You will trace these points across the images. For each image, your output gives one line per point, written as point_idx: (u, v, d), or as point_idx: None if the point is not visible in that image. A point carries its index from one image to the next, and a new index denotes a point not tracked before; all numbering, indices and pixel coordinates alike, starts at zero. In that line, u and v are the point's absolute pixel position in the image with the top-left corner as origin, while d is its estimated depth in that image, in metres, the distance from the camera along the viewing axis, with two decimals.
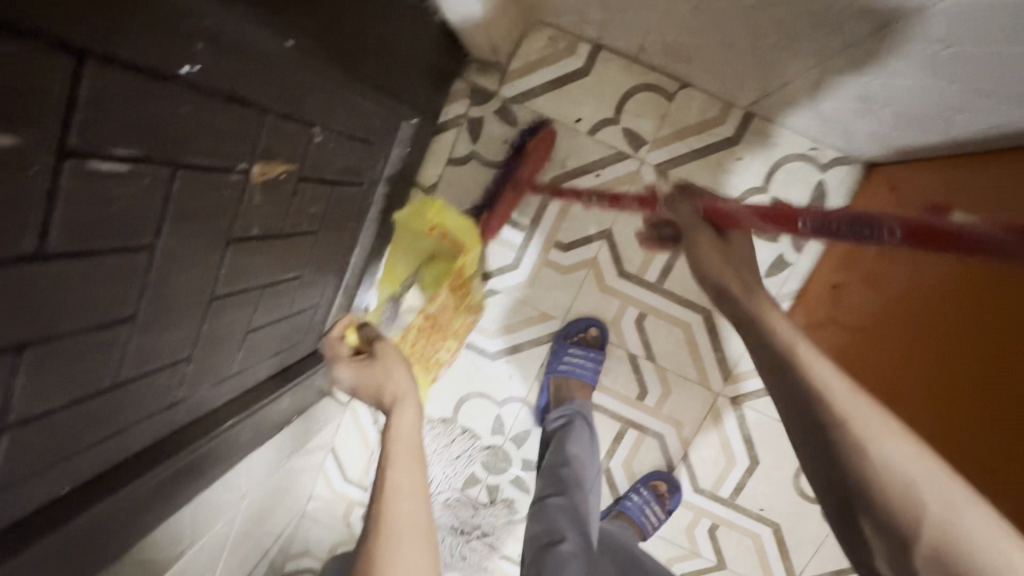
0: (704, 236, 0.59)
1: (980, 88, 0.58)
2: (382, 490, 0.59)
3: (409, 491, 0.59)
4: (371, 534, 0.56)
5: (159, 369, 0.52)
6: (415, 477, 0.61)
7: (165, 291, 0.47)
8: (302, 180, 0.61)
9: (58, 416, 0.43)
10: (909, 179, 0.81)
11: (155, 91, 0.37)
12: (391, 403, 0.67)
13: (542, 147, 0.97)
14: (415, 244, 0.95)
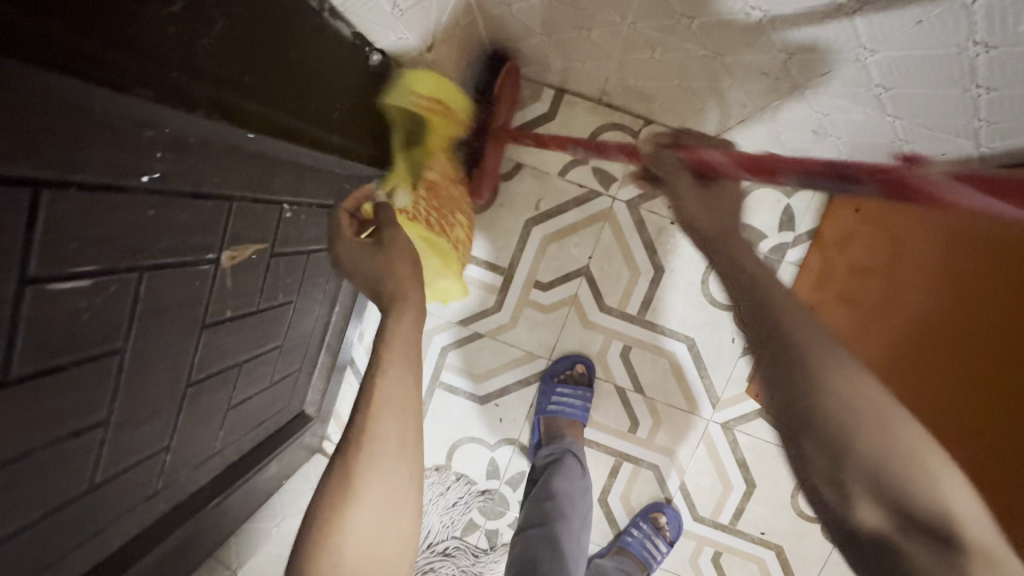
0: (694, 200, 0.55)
1: (923, 123, 0.60)
2: (371, 416, 0.51)
3: (399, 404, 0.52)
4: (341, 489, 0.48)
5: (138, 463, 0.51)
6: (408, 394, 0.53)
7: (139, 386, 0.47)
8: (275, 255, 0.61)
9: (33, 529, 0.42)
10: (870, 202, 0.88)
11: (114, 204, 0.37)
12: (392, 299, 0.57)
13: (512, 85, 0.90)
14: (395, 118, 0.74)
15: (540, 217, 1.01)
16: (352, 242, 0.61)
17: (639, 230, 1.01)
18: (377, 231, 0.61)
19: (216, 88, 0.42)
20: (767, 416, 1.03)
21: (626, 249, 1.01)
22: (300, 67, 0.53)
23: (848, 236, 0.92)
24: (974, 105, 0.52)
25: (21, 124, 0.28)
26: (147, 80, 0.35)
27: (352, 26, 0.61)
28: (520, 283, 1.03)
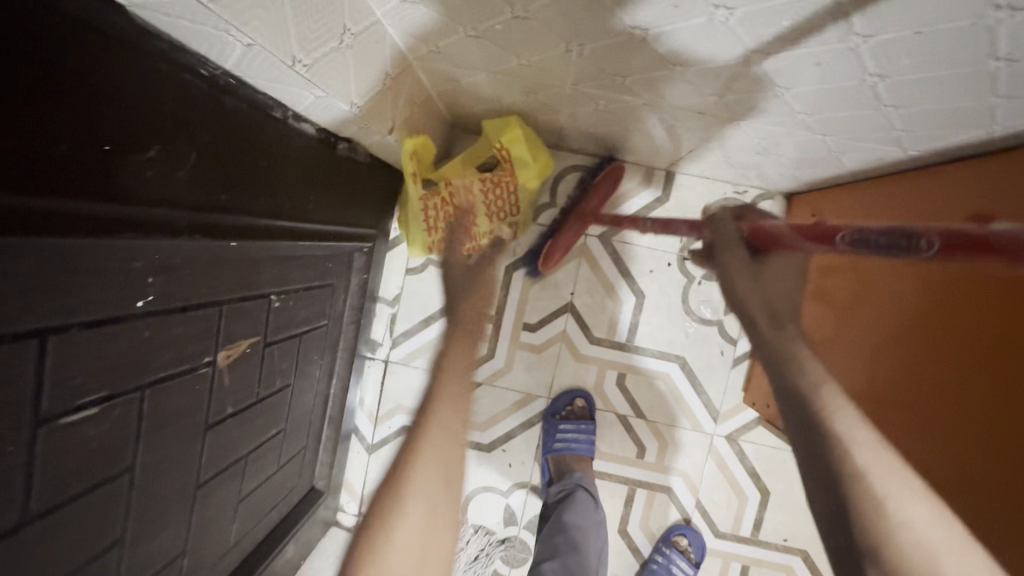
0: (739, 259, 0.54)
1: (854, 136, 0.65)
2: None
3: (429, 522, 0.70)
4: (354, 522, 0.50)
5: (157, 571, 0.52)
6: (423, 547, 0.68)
7: (150, 497, 0.48)
8: (268, 345, 0.63)
9: None
10: (828, 204, 0.89)
11: (114, 333, 0.40)
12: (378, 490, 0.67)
13: (608, 183, 0.98)
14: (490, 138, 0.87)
15: (519, 262, 1.04)
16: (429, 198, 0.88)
17: (615, 260, 1.04)
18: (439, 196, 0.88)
19: (195, 211, 0.45)
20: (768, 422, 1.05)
21: (605, 280, 1.04)
22: (273, 172, 0.57)
23: None
24: (890, 119, 0.57)
25: (13, 285, 0.31)
26: (123, 219, 0.38)
27: (321, 127, 0.65)
28: (510, 328, 1.05)
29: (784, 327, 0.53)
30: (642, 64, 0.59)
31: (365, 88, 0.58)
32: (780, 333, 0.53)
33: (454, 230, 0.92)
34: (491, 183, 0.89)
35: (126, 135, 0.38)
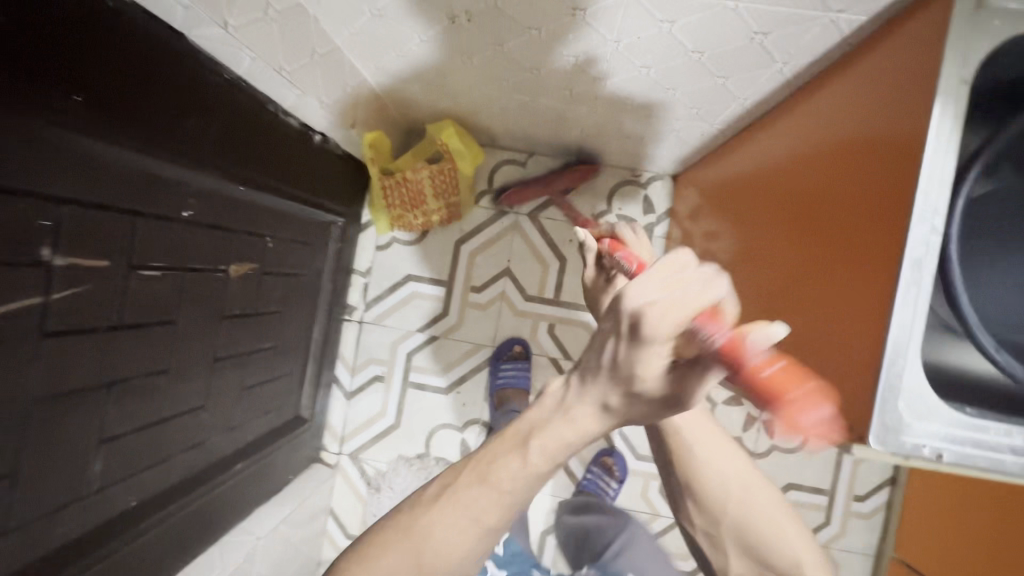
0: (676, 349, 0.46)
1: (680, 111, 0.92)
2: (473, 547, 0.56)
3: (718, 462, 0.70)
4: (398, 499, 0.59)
5: (186, 411, 0.75)
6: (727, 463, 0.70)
7: (183, 354, 0.72)
8: (264, 273, 0.89)
9: (133, 435, 0.66)
10: (698, 176, 1.14)
11: (169, 227, 0.66)
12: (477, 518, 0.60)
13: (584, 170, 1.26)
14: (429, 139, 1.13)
15: (466, 236, 1.30)
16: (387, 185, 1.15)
17: (542, 233, 1.30)
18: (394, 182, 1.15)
19: (216, 161, 0.72)
20: None
21: (535, 249, 1.30)
22: (266, 147, 0.83)
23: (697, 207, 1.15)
24: (683, 99, 0.84)
25: (124, 180, 0.58)
26: (178, 156, 0.65)
27: (301, 121, 0.92)
28: (460, 291, 1.31)
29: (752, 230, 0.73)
30: (517, 72, 0.85)
31: (329, 90, 0.86)
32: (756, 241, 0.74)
33: (411, 211, 1.19)
34: (435, 171, 1.14)
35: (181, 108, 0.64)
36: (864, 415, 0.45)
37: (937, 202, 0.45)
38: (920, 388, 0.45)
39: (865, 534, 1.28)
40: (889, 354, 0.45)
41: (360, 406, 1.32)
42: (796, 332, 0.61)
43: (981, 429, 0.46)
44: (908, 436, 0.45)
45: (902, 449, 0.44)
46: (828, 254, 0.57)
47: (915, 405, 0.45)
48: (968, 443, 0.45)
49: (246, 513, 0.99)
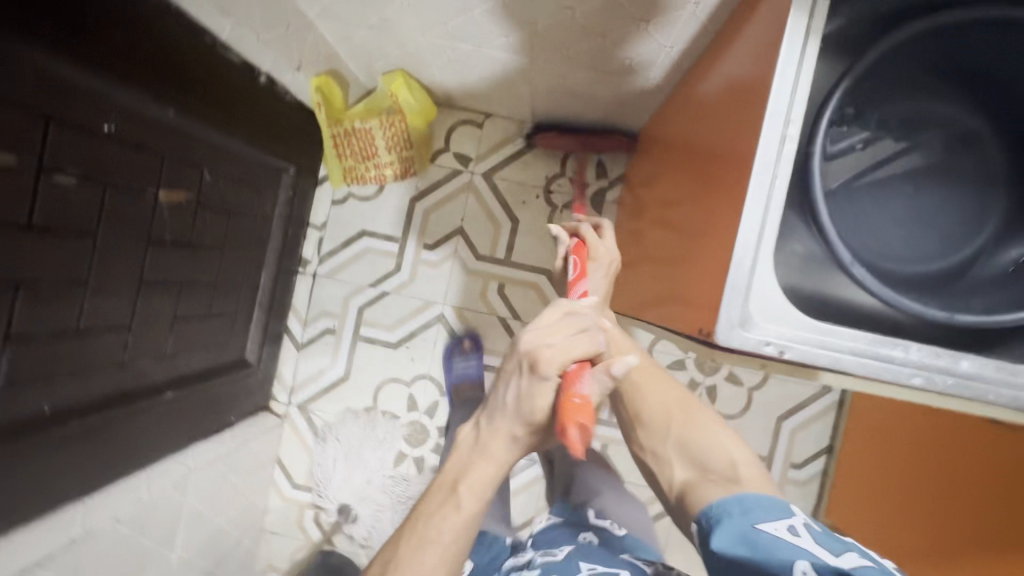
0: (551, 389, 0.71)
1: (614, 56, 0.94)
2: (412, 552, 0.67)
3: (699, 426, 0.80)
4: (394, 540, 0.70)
5: (108, 328, 0.77)
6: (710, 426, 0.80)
7: (107, 269, 0.74)
8: (201, 205, 0.90)
9: (44, 340, 0.67)
10: (650, 138, 1.16)
11: (89, 138, 0.67)
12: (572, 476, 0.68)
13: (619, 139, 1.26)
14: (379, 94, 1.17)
15: (421, 194, 1.32)
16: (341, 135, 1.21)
17: (496, 193, 1.31)
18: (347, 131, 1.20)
19: (143, 81, 0.73)
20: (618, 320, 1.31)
21: (488, 208, 1.32)
22: (203, 77, 0.84)
23: (648, 168, 1.16)
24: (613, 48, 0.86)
25: (39, 83, 0.59)
26: (99, 68, 0.66)
27: (242, 57, 0.93)
28: (413, 247, 1.32)
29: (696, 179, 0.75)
30: (450, 12, 0.86)
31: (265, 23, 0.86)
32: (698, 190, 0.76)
33: (364, 162, 1.24)
34: (385, 122, 1.18)
35: (106, 21, 0.65)
36: (715, 313, 0.48)
37: (788, 112, 0.48)
38: (772, 296, 0.48)
39: (801, 502, 1.30)
40: (741, 255, 0.47)
41: (310, 359, 1.34)
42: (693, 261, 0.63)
43: (835, 336, 0.47)
44: (759, 333, 0.47)
45: (745, 343, 0.47)
46: (720, 180, 0.59)
47: (765, 310, 0.48)
48: (818, 347, 0.47)
49: (180, 447, 1.00)
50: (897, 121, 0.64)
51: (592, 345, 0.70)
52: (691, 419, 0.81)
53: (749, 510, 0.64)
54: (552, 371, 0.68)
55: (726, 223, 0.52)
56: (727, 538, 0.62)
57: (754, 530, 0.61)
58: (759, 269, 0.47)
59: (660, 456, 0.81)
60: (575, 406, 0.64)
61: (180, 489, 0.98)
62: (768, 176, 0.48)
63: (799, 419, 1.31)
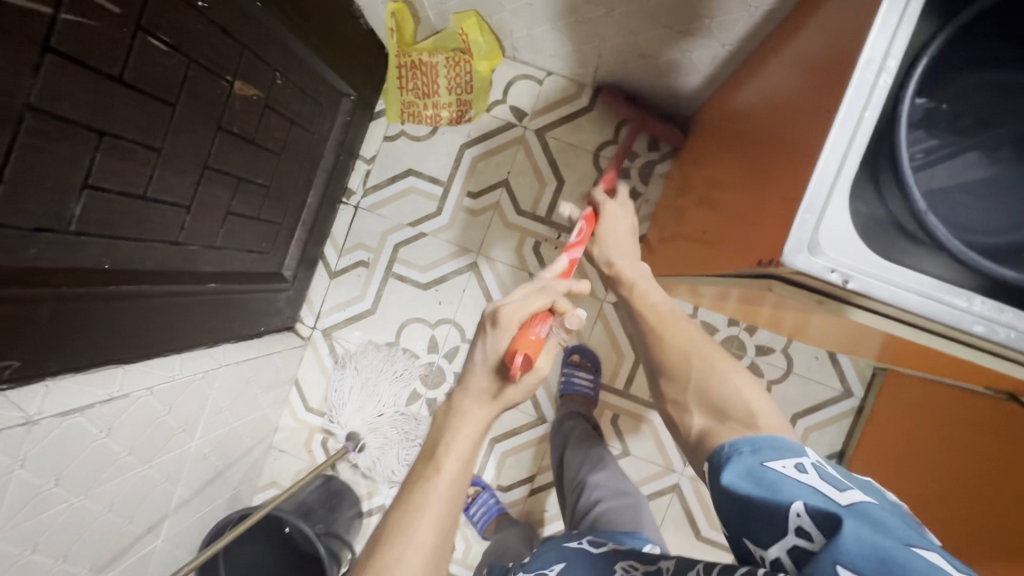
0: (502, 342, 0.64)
1: (692, 18, 0.93)
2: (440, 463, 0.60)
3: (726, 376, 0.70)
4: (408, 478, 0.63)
5: (170, 202, 0.79)
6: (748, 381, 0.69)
7: (178, 143, 0.76)
8: (268, 106, 0.92)
9: (115, 197, 0.70)
10: (709, 110, 1.15)
11: (183, 10, 0.69)
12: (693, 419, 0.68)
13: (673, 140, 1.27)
14: (445, 35, 1.15)
15: (471, 142, 1.33)
16: (405, 68, 1.23)
17: (545, 151, 1.32)
18: (412, 67, 1.22)
19: None
20: (648, 293, 1.31)
21: (536, 165, 1.33)
22: None
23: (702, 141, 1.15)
24: None
25: None
26: None
27: None
28: (456, 193, 1.34)
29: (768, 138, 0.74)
30: None
31: None
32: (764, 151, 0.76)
33: (425, 101, 1.27)
34: (452, 62, 1.20)
35: None
36: (781, 237, 0.48)
37: (888, 46, 0.47)
38: (842, 228, 0.47)
39: None
40: (815, 183, 0.47)
41: (341, 287, 1.36)
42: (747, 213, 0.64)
43: (900, 275, 0.47)
44: (826, 261, 0.47)
45: (810, 267, 0.46)
46: (795, 132, 0.59)
47: (833, 239, 0.47)
48: (880, 282, 0.47)
49: (210, 347, 1.03)
50: (974, 117, 0.65)
51: (550, 296, 0.68)
52: (713, 365, 0.71)
53: (761, 450, 0.56)
54: (515, 320, 0.64)
55: (795, 164, 0.52)
56: (732, 475, 0.54)
57: (762, 465, 0.53)
58: (833, 199, 0.47)
59: (680, 404, 0.72)
60: (534, 341, 0.63)
61: (207, 386, 1.01)
62: (857, 110, 0.47)
63: (815, 419, 1.29)
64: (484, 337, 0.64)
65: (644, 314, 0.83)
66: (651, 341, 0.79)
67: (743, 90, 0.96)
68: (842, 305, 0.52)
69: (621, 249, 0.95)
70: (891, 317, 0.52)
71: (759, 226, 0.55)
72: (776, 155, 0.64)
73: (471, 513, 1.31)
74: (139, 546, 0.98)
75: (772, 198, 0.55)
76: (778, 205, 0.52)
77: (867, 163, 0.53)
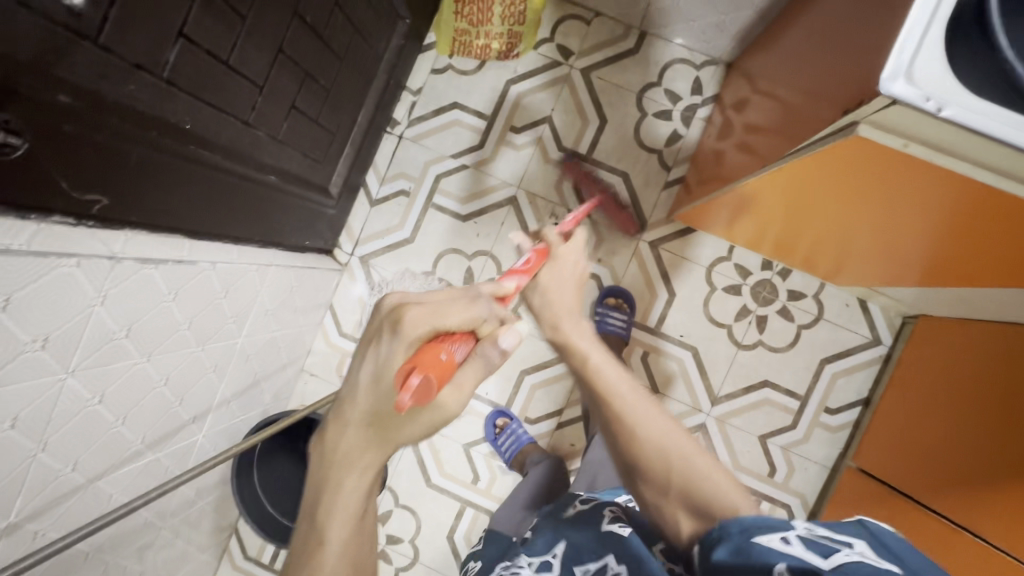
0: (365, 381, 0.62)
1: None
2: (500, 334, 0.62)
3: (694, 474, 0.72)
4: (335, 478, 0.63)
5: (245, 77, 0.81)
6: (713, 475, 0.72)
7: (261, 16, 0.78)
8: (337, 4, 0.94)
9: (202, 55, 0.72)
10: (753, 49, 1.17)
11: None
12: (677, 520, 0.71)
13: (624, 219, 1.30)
14: None
15: (517, 78, 1.36)
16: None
17: (589, 91, 1.34)
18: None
19: None
20: (684, 233, 1.33)
21: (579, 104, 1.35)
22: None
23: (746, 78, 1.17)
24: None
25: None
26: None
27: None
28: (499, 127, 1.36)
29: (828, 39, 0.77)
30: None
31: None
32: (819, 53, 0.79)
33: (476, 30, 1.27)
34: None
35: None
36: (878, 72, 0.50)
37: None
38: (939, 62, 0.49)
39: (828, 446, 1.31)
40: (914, 17, 0.49)
41: (381, 215, 1.38)
42: (818, 98, 0.67)
43: (996, 108, 0.49)
44: (921, 89, 0.49)
45: (907, 94, 0.48)
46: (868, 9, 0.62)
47: (930, 71, 0.49)
48: (974, 113, 0.49)
49: (261, 246, 1.04)
50: None
51: (470, 316, 0.65)
52: (685, 457, 0.74)
53: (748, 527, 0.57)
54: (418, 335, 0.62)
55: (884, 22, 0.55)
56: (724, 555, 0.56)
57: (750, 542, 0.54)
58: (932, 33, 0.49)
59: (665, 510, 0.73)
60: (442, 363, 0.60)
61: (256, 284, 1.03)
62: None
63: (843, 365, 1.31)
64: (381, 349, 0.63)
65: (607, 397, 0.82)
66: (624, 439, 0.79)
67: (795, 14, 0.98)
68: (927, 151, 0.55)
69: (568, 306, 0.93)
70: (970, 160, 0.54)
71: (850, 86, 0.58)
72: (843, 41, 0.67)
73: (499, 444, 1.33)
74: (184, 435, 0.99)
75: (857, 66, 0.58)
76: (870, 61, 0.55)
77: (952, 23, 0.53)
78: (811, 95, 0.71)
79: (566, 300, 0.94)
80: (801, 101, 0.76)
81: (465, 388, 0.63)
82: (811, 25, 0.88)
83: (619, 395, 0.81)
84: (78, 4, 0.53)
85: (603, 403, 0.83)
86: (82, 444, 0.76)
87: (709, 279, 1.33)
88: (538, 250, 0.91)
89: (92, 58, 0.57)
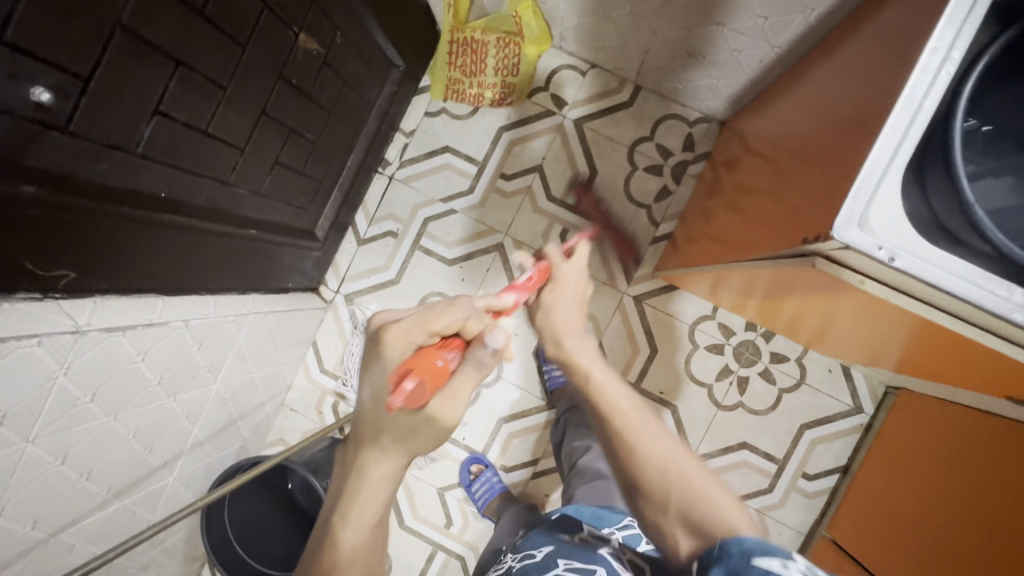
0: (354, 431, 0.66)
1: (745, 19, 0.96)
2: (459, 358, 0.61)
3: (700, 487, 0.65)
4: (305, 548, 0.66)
5: (227, 141, 0.82)
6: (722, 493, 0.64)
7: (244, 83, 0.78)
8: (325, 63, 0.94)
9: (180, 127, 0.72)
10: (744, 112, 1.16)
11: None
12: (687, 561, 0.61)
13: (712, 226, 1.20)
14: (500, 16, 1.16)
15: (510, 125, 1.36)
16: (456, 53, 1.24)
17: (581, 142, 1.34)
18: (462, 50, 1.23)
19: None
20: (669, 289, 1.33)
21: (570, 154, 1.35)
22: None
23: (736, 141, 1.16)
24: None
25: None
26: None
27: None
28: (490, 174, 1.37)
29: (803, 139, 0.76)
30: None
31: None
32: (794, 151, 0.78)
33: (472, 84, 1.28)
34: (503, 45, 1.20)
35: None
36: (830, 213, 0.50)
37: (954, 37, 0.49)
38: (895, 209, 0.49)
39: (803, 512, 1.30)
40: (870, 167, 0.48)
41: (367, 255, 1.39)
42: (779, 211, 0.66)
43: (948, 262, 0.49)
44: (874, 239, 0.48)
45: (859, 241, 0.48)
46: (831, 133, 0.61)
47: (884, 220, 0.49)
48: (926, 264, 0.49)
49: (240, 294, 1.05)
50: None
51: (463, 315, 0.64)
52: (692, 480, 0.65)
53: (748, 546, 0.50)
54: (402, 349, 0.61)
55: (839, 160, 0.54)
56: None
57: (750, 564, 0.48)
58: (887, 182, 0.49)
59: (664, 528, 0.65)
60: (436, 368, 0.59)
61: (234, 331, 1.03)
62: (918, 97, 0.49)
63: (823, 431, 1.30)
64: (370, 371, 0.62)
65: (609, 415, 0.74)
66: (620, 450, 0.70)
67: (785, 90, 0.97)
68: (884, 287, 0.54)
69: (570, 324, 0.87)
70: (926, 301, 0.54)
71: (804, 212, 0.57)
72: (809, 156, 0.66)
73: (473, 490, 1.32)
74: (155, 478, 1.00)
75: (811, 194, 0.57)
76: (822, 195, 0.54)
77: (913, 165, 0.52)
78: (776, 202, 0.70)
79: (569, 318, 0.88)
80: (770, 202, 0.75)
81: (460, 397, 0.59)
82: (795, 110, 0.87)
83: (615, 399, 0.75)
84: (45, 99, 0.54)
85: (600, 415, 0.75)
86: (44, 501, 0.76)
87: (692, 336, 1.32)
88: (541, 266, 0.85)
89: (62, 145, 0.58)
